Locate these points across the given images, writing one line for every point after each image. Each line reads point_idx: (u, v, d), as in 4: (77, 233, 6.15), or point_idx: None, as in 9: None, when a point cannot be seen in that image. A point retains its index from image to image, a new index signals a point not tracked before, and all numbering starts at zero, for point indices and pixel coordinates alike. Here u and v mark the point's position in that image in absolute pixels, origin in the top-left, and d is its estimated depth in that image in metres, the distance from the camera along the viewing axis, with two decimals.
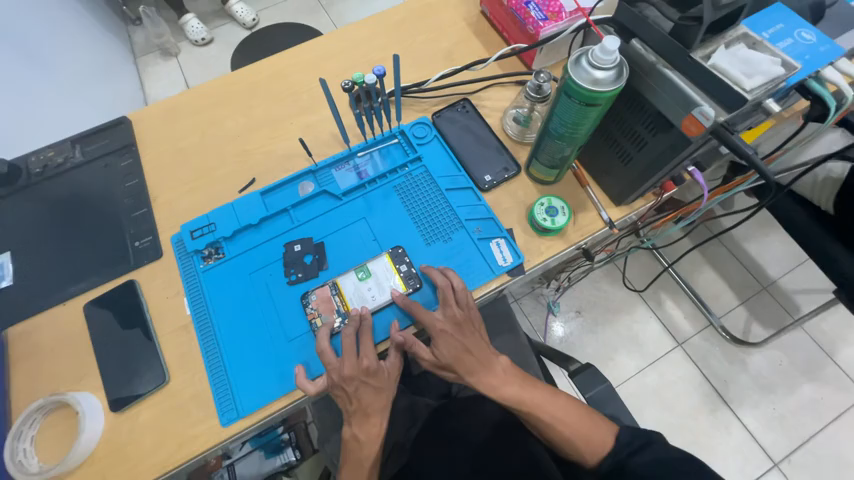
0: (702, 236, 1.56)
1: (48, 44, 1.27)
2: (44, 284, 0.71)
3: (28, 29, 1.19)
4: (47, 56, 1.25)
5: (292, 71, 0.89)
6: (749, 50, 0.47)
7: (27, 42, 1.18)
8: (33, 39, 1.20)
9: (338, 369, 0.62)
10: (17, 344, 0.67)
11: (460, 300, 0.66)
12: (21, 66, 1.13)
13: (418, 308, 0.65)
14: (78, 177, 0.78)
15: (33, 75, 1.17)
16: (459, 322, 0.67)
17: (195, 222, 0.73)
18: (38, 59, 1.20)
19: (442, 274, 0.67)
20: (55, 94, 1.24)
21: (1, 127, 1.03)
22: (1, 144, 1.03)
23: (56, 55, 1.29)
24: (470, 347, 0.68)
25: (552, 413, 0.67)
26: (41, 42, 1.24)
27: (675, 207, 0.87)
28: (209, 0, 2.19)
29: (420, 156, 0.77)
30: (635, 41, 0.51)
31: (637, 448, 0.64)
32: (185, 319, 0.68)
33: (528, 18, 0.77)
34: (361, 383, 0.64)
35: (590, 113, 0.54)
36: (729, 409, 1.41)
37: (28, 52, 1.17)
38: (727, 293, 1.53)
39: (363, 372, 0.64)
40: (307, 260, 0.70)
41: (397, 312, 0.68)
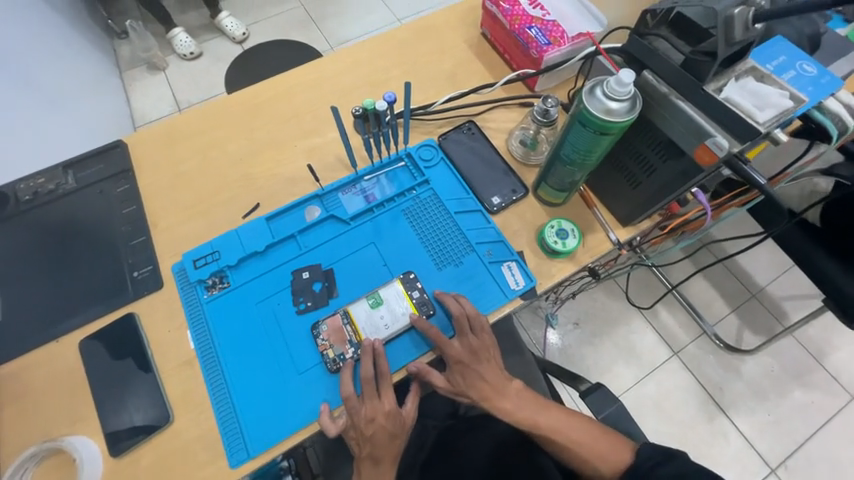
0: (705, 261, 1.60)
1: (31, 61, 1.24)
2: (36, 319, 0.67)
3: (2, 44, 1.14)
4: (32, 75, 1.23)
5: (295, 92, 0.88)
6: (758, 83, 0.48)
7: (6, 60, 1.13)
8: (10, 54, 1.15)
9: (357, 408, 0.61)
10: (5, 385, 0.63)
11: (474, 328, 0.66)
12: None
13: (433, 337, 0.65)
14: (72, 204, 0.75)
15: (12, 94, 1.12)
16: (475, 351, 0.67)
17: (199, 250, 0.71)
18: (18, 78, 1.16)
19: (457, 301, 0.67)
20: (35, 113, 1.19)
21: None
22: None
23: (34, 71, 1.24)
24: (486, 374, 0.68)
25: (565, 434, 0.67)
26: (19, 59, 1.19)
27: (667, 218, 0.74)
28: (198, 15, 2.17)
29: (427, 179, 0.77)
30: (646, 72, 0.52)
31: (661, 460, 0.61)
32: (189, 353, 0.65)
33: (532, 42, 0.79)
34: (379, 415, 0.64)
35: (603, 141, 0.55)
36: (726, 418, 1.43)
37: (6, 71, 1.12)
38: (719, 301, 1.56)
39: (383, 406, 0.64)
40: (316, 287, 0.68)
41: (410, 338, 0.67)
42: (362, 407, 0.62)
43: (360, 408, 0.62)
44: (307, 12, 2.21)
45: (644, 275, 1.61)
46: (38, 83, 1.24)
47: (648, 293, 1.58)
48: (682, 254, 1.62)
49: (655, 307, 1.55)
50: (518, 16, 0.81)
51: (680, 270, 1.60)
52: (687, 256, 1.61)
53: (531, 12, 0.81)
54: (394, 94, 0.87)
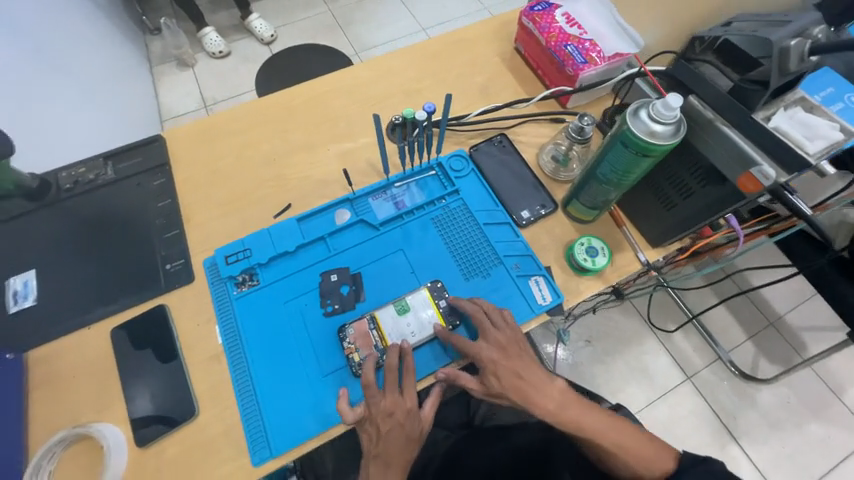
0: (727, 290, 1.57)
1: (64, 47, 1.28)
2: (70, 305, 0.69)
3: (41, 32, 1.18)
4: (65, 61, 1.27)
5: (328, 97, 0.90)
6: (807, 113, 0.47)
7: (44, 49, 1.17)
8: (45, 40, 1.19)
9: (378, 400, 0.61)
10: (37, 368, 0.65)
11: (504, 338, 0.64)
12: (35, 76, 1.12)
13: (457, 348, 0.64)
14: (110, 194, 0.77)
15: (48, 80, 1.16)
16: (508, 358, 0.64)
17: (230, 247, 0.72)
18: (55, 68, 1.21)
19: (472, 301, 0.67)
20: (69, 102, 1.23)
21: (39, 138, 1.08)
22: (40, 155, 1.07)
23: (67, 58, 1.28)
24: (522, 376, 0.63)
25: (611, 439, 0.62)
26: (55, 49, 1.23)
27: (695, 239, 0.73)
28: (228, 16, 2.23)
29: (457, 189, 0.77)
30: (691, 97, 0.52)
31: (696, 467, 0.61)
32: (217, 348, 0.66)
33: (568, 60, 0.80)
34: (398, 410, 0.62)
35: (642, 163, 0.55)
36: (739, 447, 1.39)
37: (42, 56, 1.16)
38: (736, 328, 1.53)
39: (404, 402, 0.63)
40: (344, 290, 0.69)
41: (432, 349, 0.67)
42: (381, 400, 0.61)
43: (380, 400, 0.61)
44: (333, 17, 2.26)
45: (666, 300, 1.58)
46: (72, 73, 1.28)
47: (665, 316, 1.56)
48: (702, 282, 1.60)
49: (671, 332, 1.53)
50: (554, 33, 0.82)
51: (700, 298, 1.57)
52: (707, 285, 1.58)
53: (568, 31, 0.82)
54: (434, 105, 0.89)
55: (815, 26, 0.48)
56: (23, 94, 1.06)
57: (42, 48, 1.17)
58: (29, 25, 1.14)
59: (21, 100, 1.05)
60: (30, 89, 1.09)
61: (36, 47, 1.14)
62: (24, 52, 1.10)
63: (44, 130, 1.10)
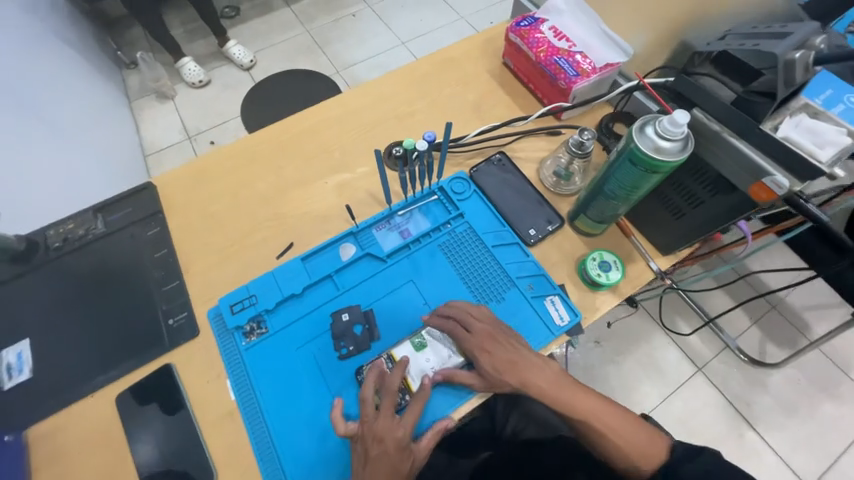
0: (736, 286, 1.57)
1: (36, 91, 1.25)
2: (69, 372, 0.65)
3: (10, 79, 1.15)
4: (39, 105, 1.24)
5: (320, 128, 0.88)
6: (813, 120, 0.47)
7: (15, 98, 1.15)
8: (16, 86, 1.16)
9: (372, 421, 0.59)
10: (40, 444, 0.61)
11: (531, 368, 0.62)
12: (9, 127, 1.09)
13: (480, 381, 0.63)
14: (103, 249, 0.74)
15: (20, 128, 1.13)
16: (533, 384, 0.62)
17: (235, 295, 0.70)
18: (27, 114, 1.17)
19: (450, 304, 0.67)
20: (46, 149, 1.20)
21: (20, 192, 1.04)
22: (22, 208, 1.03)
23: (40, 101, 1.25)
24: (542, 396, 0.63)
25: (604, 420, 0.62)
26: (26, 95, 1.20)
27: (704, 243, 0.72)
28: (206, 44, 2.21)
29: (462, 213, 0.76)
30: (695, 110, 0.52)
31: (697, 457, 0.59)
32: (230, 404, 0.63)
33: (560, 73, 0.80)
34: (390, 444, 0.58)
35: (650, 179, 0.55)
36: (757, 434, 1.39)
37: (13, 103, 1.13)
38: (740, 314, 1.54)
39: (396, 431, 0.59)
40: (357, 330, 0.67)
41: (452, 389, 0.64)
42: (375, 422, 0.59)
43: (373, 420, 0.59)
44: (312, 37, 2.26)
45: (678, 300, 1.57)
46: (45, 117, 1.24)
47: (679, 319, 1.54)
48: (714, 283, 1.58)
49: (687, 336, 1.51)
50: (543, 47, 0.82)
51: (714, 300, 1.56)
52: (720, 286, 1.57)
53: (556, 44, 0.82)
54: (435, 134, 0.87)
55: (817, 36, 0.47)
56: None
57: (13, 97, 1.14)
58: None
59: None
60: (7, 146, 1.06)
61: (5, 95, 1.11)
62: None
63: (23, 182, 1.07)
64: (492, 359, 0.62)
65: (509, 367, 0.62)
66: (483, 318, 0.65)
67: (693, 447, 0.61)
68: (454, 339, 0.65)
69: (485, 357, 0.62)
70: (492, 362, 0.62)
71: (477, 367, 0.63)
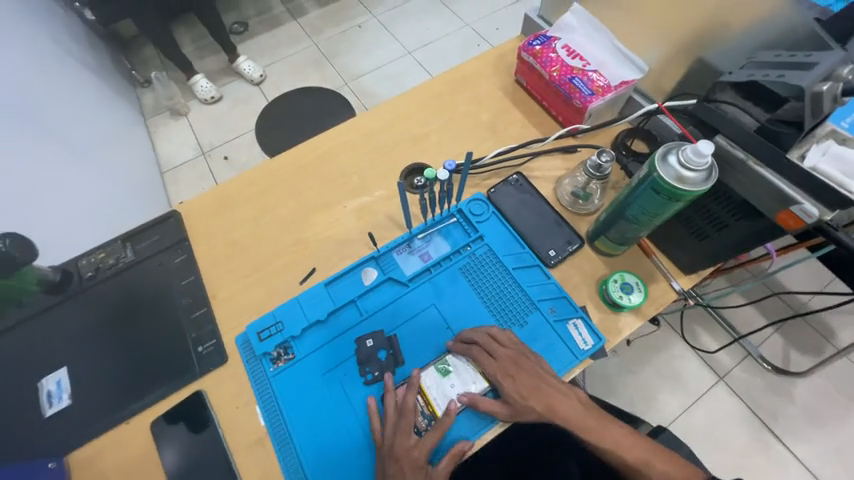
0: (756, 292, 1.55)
1: (57, 117, 1.29)
2: (105, 400, 0.67)
3: (32, 107, 1.19)
4: (59, 129, 1.28)
5: (337, 151, 0.90)
6: (842, 147, 0.46)
7: (38, 123, 1.18)
8: (38, 113, 1.21)
9: (391, 442, 0.61)
10: (80, 471, 0.64)
11: (555, 392, 0.64)
12: (31, 154, 1.12)
13: (506, 409, 0.63)
14: (133, 278, 0.77)
15: (44, 154, 1.17)
16: (556, 410, 0.64)
17: (262, 321, 0.71)
18: (48, 139, 1.21)
19: (476, 330, 0.68)
20: (67, 172, 1.24)
21: (47, 217, 1.08)
22: (50, 233, 1.07)
23: (60, 126, 1.29)
24: (565, 420, 0.64)
25: (629, 444, 0.63)
26: (48, 121, 1.24)
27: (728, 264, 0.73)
28: (217, 60, 2.26)
29: (481, 235, 0.77)
30: (719, 137, 0.52)
31: None
32: (260, 431, 0.65)
33: (575, 92, 0.80)
34: (407, 464, 0.60)
35: (673, 206, 0.55)
36: (782, 444, 1.37)
37: (36, 130, 1.17)
38: (769, 330, 1.50)
39: (415, 455, 0.61)
40: (382, 355, 0.68)
41: (471, 415, 0.65)
42: (394, 442, 0.61)
43: (393, 441, 0.61)
44: (320, 50, 2.29)
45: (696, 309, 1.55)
46: (66, 140, 1.29)
47: (703, 333, 1.52)
48: (743, 300, 1.55)
49: (715, 353, 1.48)
50: (556, 66, 0.83)
51: (745, 318, 1.52)
52: (750, 303, 1.54)
53: (570, 63, 0.83)
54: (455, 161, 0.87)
55: (845, 66, 0.47)
56: (27, 185, 1.06)
57: (34, 122, 1.17)
58: (19, 102, 1.14)
59: (26, 192, 1.05)
60: (33, 177, 1.09)
61: (27, 122, 1.15)
62: (22, 133, 1.11)
63: (48, 207, 1.10)
64: (518, 386, 0.63)
65: (535, 392, 0.63)
66: (507, 343, 0.66)
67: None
68: (478, 364, 0.65)
69: (510, 385, 0.63)
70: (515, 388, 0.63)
71: (503, 393, 0.64)
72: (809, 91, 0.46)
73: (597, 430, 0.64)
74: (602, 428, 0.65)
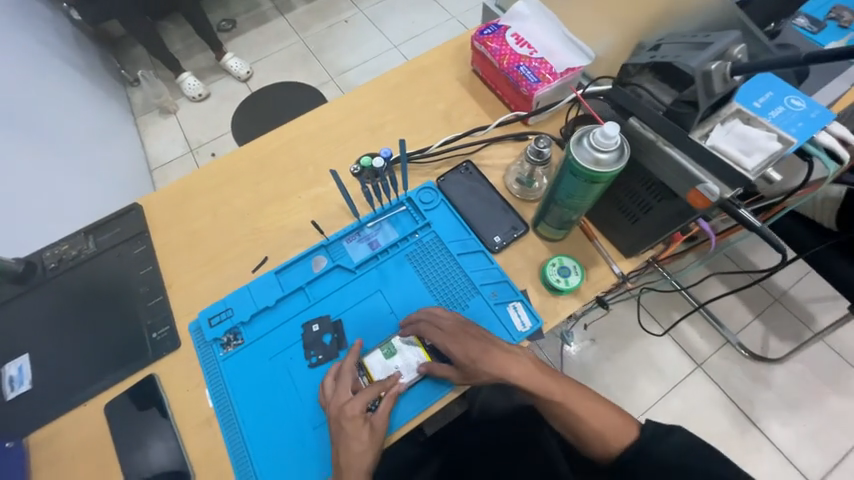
0: (721, 265, 1.55)
1: (44, 119, 1.32)
2: (64, 384, 0.71)
3: (18, 109, 1.22)
4: (47, 131, 1.31)
5: (296, 144, 0.91)
6: (745, 126, 0.49)
7: (22, 124, 1.21)
8: (22, 114, 1.23)
9: (335, 399, 0.65)
10: (39, 451, 0.67)
11: (502, 355, 0.65)
12: (11, 149, 1.14)
13: (456, 372, 0.66)
14: (94, 269, 0.80)
15: (30, 152, 1.20)
16: (505, 371, 0.64)
17: (213, 308, 0.74)
18: (35, 140, 1.23)
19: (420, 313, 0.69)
20: (52, 169, 1.26)
21: (31, 214, 1.12)
22: (32, 229, 1.11)
23: (48, 128, 1.32)
24: (516, 382, 0.65)
25: (562, 422, 0.66)
26: (35, 122, 1.27)
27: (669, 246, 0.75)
28: (204, 58, 2.27)
29: (428, 222, 0.79)
30: (632, 119, 0.53)
31: (648, 454, 0.62)
32: (208, 411, 0.68)
33: (522, 81, 0.81)
34: (342, 416, 0.63)
35: (594, 189, 0.56)
36: (758, 430, 1.38)
37: (21, 132, 1.19)
38: (729, 296, 1.52)
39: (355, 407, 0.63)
40: (326, 339, 0.71)
41: (426, 386, 0.68)
42: (336, 398, 0.65)
43: (335, 398, 0.65)
44: (307, 46, 2.30)
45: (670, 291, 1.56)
46: (53, 141, 1.31)
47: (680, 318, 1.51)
48: (706, 271, 1.56)
49: (677, 323, 1.50)
50: (506, 55, 0.84)
51: (705, 287, 1.53)
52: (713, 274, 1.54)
53: (518, 51, 0.83)
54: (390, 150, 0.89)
55: (736, 46, 0.49)
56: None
57: (15, 118, 1.19)
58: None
59: (9, 189, 1.09)
60: (7, 171, 1.10)
61: (13, 122, 1.18)
62: (6, 133, 1.14)
63: (31, 204, 1.14)
64: (466, 349, 0.64)
65: (483, 355, 0.64)
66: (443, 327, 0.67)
67: (659, 432, 0.64)
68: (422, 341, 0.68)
69: (458, 349, 0.65)
70: (454, 368, 0.66)
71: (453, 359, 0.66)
72: (697, 70, 0.48)
73: (546, 388, 0.66)
74: (552, 387, 0.66)
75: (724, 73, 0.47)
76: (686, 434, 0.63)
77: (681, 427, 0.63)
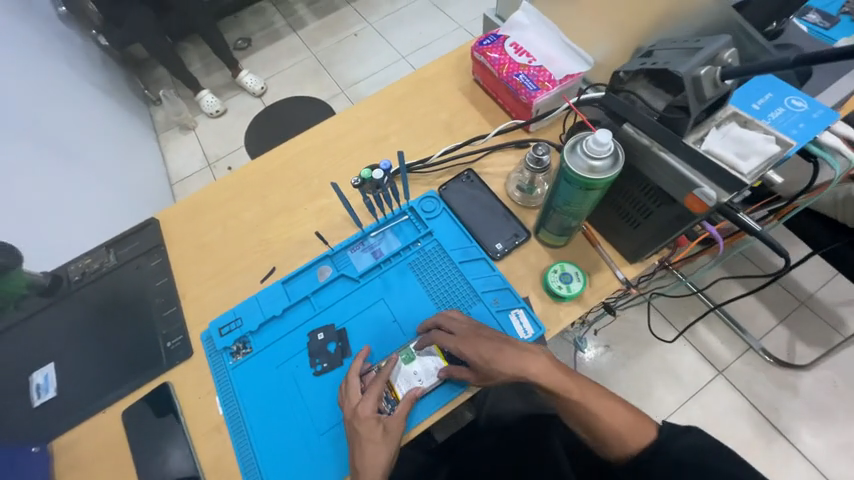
0: (740, 266, 1.50)
1: (74, 138, 1.40)
2: (86, 391, 0.74)
3: (51, 130, 1.30)
4: (77, 150, 1.39)
5: (302, 157, 0.94)
6: (742, 128, 0.49)
7: (53, 144, 1.29)
8: (55, 134, 1.31)
9: (352, 402, 0.65)
10: (63, 455, 0.70)
11: (516, 356, 0.64)
12: (44, 168, 1.22)
13: (473, 373, 0.66)
14: (114, 281, 0.84)
15: (61, 170, 1.28)
16: (526, 370, 0.63)
17: (223, 318, 0.77)
18: (65, 159, 1.32)
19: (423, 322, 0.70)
20: (81, 185, 1.34)
21: (61, 229, 1.19)
22: (61, 243, 1.18)
23: (77, 146, 1.40)
24: (535, 380, 0.63)
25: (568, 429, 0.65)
26: (65, 142, 1.35)
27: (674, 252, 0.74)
28: (221, 75, 2.37)
29: (430, 231, 0.80)
30: (625, 126, 0.53)
31: (656, 462, 0.61)
32: (218, 418, 0.70)
33: (521, 89, 0.82)
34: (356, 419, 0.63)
35: (591, 195, 0.56)
36: (787, 441, 1.31)
37: (54, 151, 1.28)
38: (749, 298, 1.47)
39: (368, 408, 0.63)
40: (331, 348, 0.72)
41: (445, 389, 0.68)
42: (352, 402, 0.66)
43: (352, 402, 0.65)
44: (318, 60, 2.37)
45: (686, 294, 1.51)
46: (81, 159, 1.39)
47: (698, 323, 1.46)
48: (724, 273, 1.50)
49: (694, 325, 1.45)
50: (504, 64, 0.85)
51: (723, 289, 1.48)
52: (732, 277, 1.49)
53: (516, 60, 0.84)
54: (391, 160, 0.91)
55: (725, 50, 0.49)
56: (31, 194, 1.13)
57: (47, 138, 1.27)
58: (32, 120, 1.24)
59: (42, 205, 1.16)
60: (36, 188, 1.16)
61: (46, 143, 1.26)
62: (39, 154, 1.22)
63: (61, 219, 1.21)
64: (478, 349, 0.64)
65: (497, 355, 0.63)
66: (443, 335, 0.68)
67: (668, 440, 0.62)
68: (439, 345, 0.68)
69: (471, 350, 0.65)
70: (457, 375, 0.67)
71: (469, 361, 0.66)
72: (687, 75, 0.48)
73: (563, 385, 0.64)
74: (568, 384, 0.64)
75: (713, 78, 0.48)
76: (697, 444, 0.61)
77: (690, 436, 0.61)
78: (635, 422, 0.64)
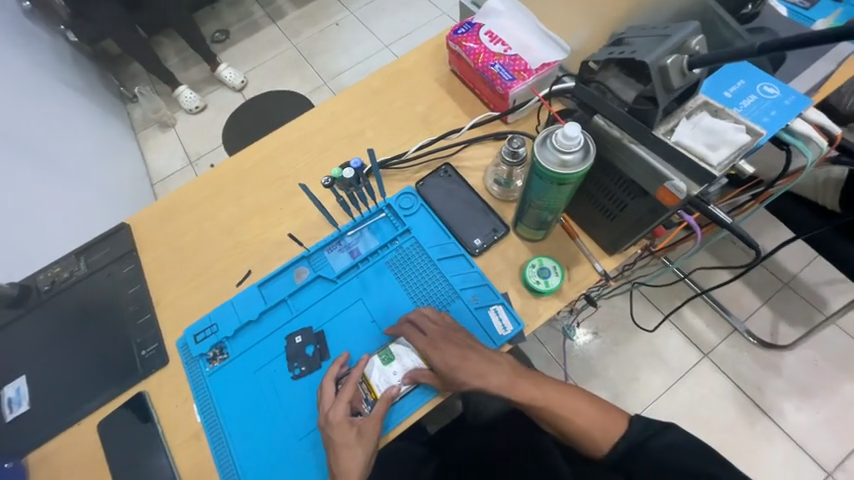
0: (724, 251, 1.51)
1: (48, 142, 1.35)
2: (60, 403, 0.73)
3: (23, 134, 1.26)
4: (52, 154, 1.35)
5: (277, 155, 0.91)
6: (712, 118, 0.48)
7: (23, 147, 1.24)
8: (27, 138, 1.27)
9: (329, 408, 0.65)
10: (39, 468, 0.69)
11: (482, 363, 0.64)
12: (15, 173, 1.17)
13: (437, 380, 0.65)
14: (85, 289, 0.81)
15: (33, 174, 1.23)
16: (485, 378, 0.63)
17: (198, 325, 0.75)
18: (38, 163, 1.27)
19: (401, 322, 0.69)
20: (57, 190, 1.30)
21: (36, 235, 1.15)
22: (37, 250, 1.14)
23: (52, 150, 1.35)
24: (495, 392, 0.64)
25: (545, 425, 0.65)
26: (39, 146, 1.31)
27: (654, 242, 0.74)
28: (199, 69, 2.29)
29: (408, 228, 0.78)
30: (596, 118, 0.52)
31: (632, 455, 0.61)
32: (196, 426, 0.69)
33: (497, 79, 0.80)
34: (332, 423, 0.63)
35: (563, 190, 0.55)
36: (769, 420, 1.34)
37: (26, 155, 1.23)
38: (735, 282, 1.48)
39: (340, 412, 0.64)
40: (309, 351, 0.71)
41: (422, 392, 0.67)
42: (329, 407, 0.65)
43: (329, 409, 0.65)
44: (299, 52, 2.30)
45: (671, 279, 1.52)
46: (58, 164, 1.35)
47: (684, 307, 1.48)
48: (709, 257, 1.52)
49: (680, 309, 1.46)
50: (480, 53, 0.82)
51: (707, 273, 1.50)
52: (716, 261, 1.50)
53: (492, 49, 0.82)
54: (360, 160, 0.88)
55: (694, 37, 0.48)
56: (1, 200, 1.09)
57: (15, 141, 1.22)
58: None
59: (15, 211, 1.12)
60: (4, 194, 1.11)
61: (15, 146, 1.21)
62: (8, 158, 1.17)
63: (36, 225, 1.17)
64: (444, 356, 0.64)
65: (461, 363, 0.63)
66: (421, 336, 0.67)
67: (643, 433, 0.62)
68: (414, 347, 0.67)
69: (443, 352, 0.64)
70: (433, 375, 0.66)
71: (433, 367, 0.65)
72: (655, 65, 0.47)
73: (531, 386, 0.65)
74: (536, 391, 0.65)
75: (681, 66, 0.46)
76: (676, 432, 0.61)
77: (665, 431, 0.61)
78: (609, 421, 0.64)
